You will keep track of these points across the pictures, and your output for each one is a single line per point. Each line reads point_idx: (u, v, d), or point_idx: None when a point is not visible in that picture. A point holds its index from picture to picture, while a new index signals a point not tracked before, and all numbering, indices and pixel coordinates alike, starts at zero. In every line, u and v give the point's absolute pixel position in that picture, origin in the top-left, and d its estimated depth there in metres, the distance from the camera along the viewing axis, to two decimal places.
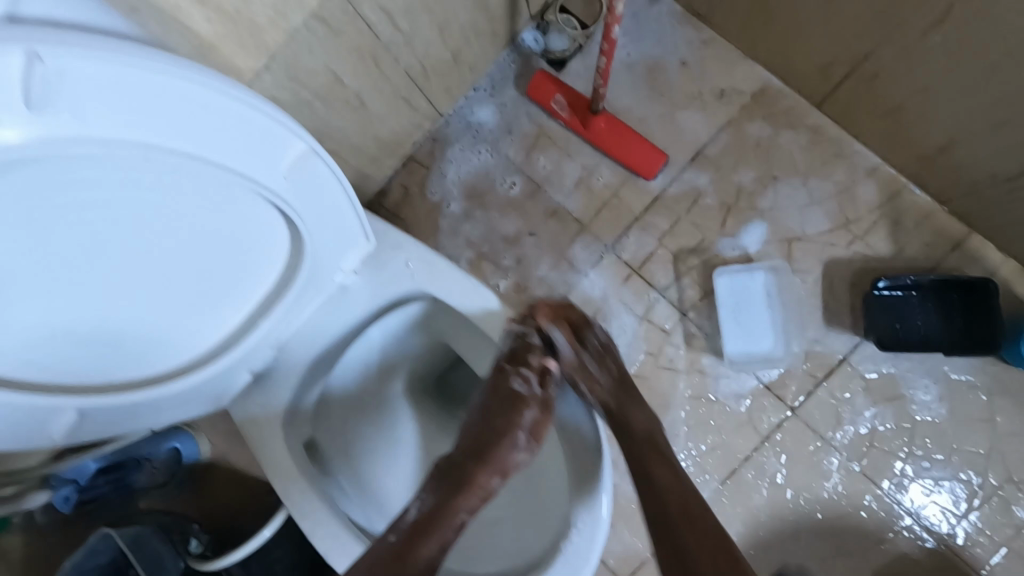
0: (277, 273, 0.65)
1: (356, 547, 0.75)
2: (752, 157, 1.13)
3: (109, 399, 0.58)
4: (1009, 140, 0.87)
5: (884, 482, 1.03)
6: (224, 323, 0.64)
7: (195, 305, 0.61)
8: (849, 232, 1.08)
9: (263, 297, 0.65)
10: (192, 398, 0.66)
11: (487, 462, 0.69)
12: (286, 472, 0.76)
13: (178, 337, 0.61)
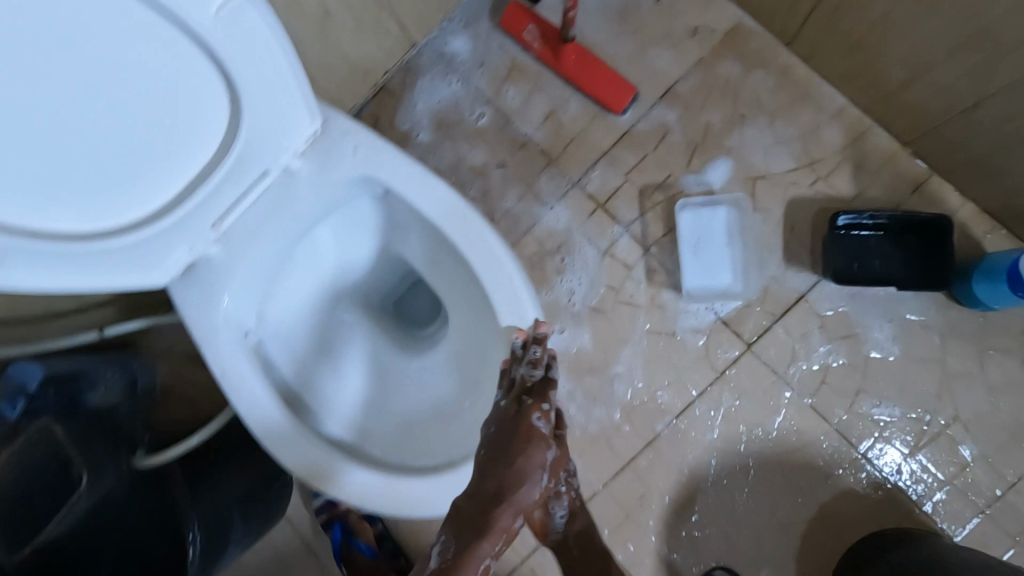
0: (217, 143, 0.64)
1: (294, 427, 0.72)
2: (721, 95, 1.12)
3: (36, 251, 0.56)
4: (964, 68, 0.87)
5: (836, 418, 1.04)
6: (161, 190, 0.63)
7: (129, 163, 0.59)
8: (812, 172, 1.08)
9: (202, 167, 0.64)
10: (125, 267, 0.65)
11: (507, 504, 0.63)
12: (225, 351, 0.73)
13: (112, 197, 0.60)
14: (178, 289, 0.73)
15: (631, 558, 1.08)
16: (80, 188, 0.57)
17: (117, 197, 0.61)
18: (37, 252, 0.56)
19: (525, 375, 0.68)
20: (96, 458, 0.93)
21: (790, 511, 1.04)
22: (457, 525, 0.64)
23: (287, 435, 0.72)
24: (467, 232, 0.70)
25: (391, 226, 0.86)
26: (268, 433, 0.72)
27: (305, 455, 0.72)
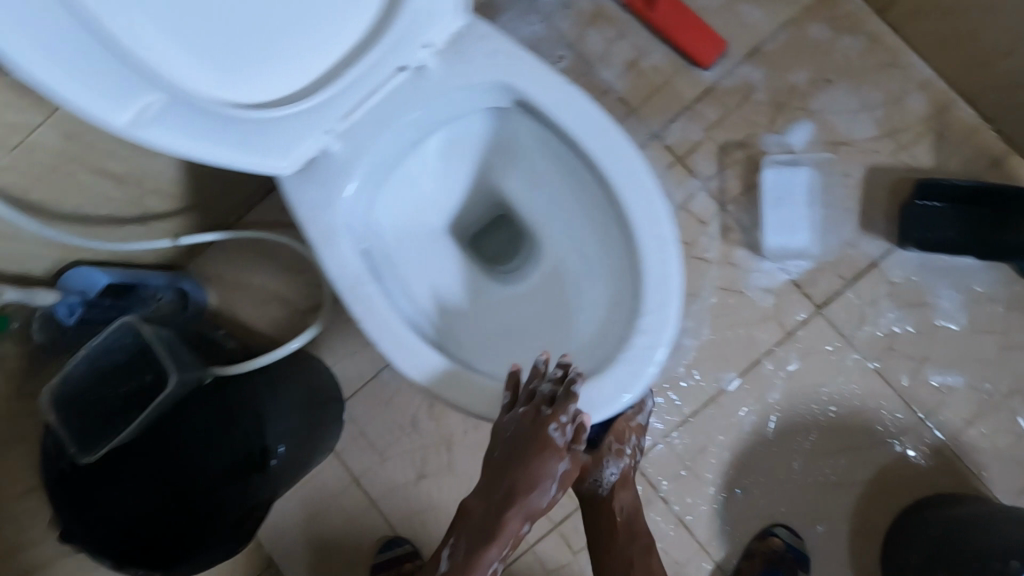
0: (365, 24, 0.62)
1: (405, 334, 0.69)
2: (809, 57, 1.12)
3: (190, 98, 0.53)
4: None
5: (900, 383, 1.06)
6: (310, 67, 0.61)
7: (289, 25, 0.57)
8: (893, 141, 1.09)
9: (348, 49, 0.63)
10: (257, 145, 0.62)
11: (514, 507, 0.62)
12: (337, 251, 0.70)
13: (262, 60, 0.58)
14: (294, 185, 0.71)
15: (686, 510, 1.09)
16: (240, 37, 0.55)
17: (268, 62, 0.58)
18: (191, 100, 0.53)
19: (546, 390, 0.64)
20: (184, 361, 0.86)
21: (848, 472, 1.06)
22: (467, 528, 0.64)
23: (405, 339, 0.69)
24: (606, 143, 0.68)
25: (500, 144, 0.84)
26: (384, 337, 0.69)
27: (425, 362, 0.68)
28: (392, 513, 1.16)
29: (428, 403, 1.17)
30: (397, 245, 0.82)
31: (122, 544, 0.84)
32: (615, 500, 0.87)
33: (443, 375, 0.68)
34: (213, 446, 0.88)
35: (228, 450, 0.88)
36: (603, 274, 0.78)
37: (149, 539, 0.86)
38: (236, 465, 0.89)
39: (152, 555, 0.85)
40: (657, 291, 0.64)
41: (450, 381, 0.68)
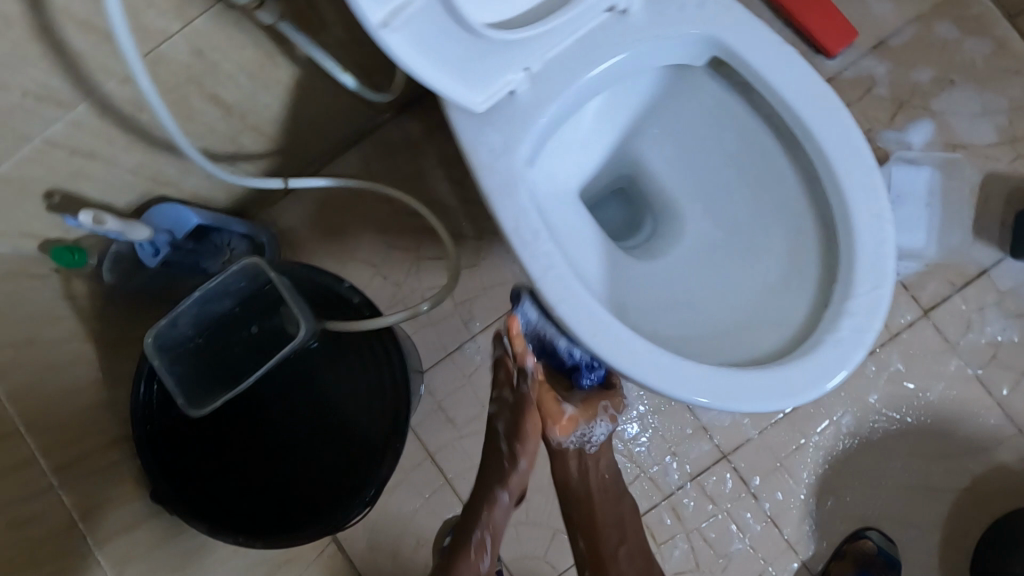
0: None
1: (589, 300, 0.63)
2: (934, 56, 1.10)
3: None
4: None
5: (999, 393, 1.05)
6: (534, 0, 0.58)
7: None
8: (1012, 149, 1.08)
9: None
10: (469, 67, 0.56)
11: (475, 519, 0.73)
12: (516, 205, 0.64)
13: None
14: (470, 127, 0.64)
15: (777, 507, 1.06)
16: None
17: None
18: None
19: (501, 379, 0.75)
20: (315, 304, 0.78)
21: (943, 480, 1.04)
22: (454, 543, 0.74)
23: (586, 304, 0.63)
24: (820, 112, 0.63)
25: (666, 105, 0.79)
26: (563, 299, 0.63)
27: (613, 331, 0.63)
28: (467, 493, 1.10)
29: None
30: (554, 202, 0.75)
31: (219, 507, 0.77)
32: (601, 459, 0.84)
33: (628, 345, 0.62)
34: (329, 406, 0.79)
35: (343, 414, 0.78)
36: (771, 253, 0.74)
37: (249, 505, 0.78)
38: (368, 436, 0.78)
39: (250, 523, 0.76)
40: (867, 273, 0.61)
41: (638, 353, 0.62)
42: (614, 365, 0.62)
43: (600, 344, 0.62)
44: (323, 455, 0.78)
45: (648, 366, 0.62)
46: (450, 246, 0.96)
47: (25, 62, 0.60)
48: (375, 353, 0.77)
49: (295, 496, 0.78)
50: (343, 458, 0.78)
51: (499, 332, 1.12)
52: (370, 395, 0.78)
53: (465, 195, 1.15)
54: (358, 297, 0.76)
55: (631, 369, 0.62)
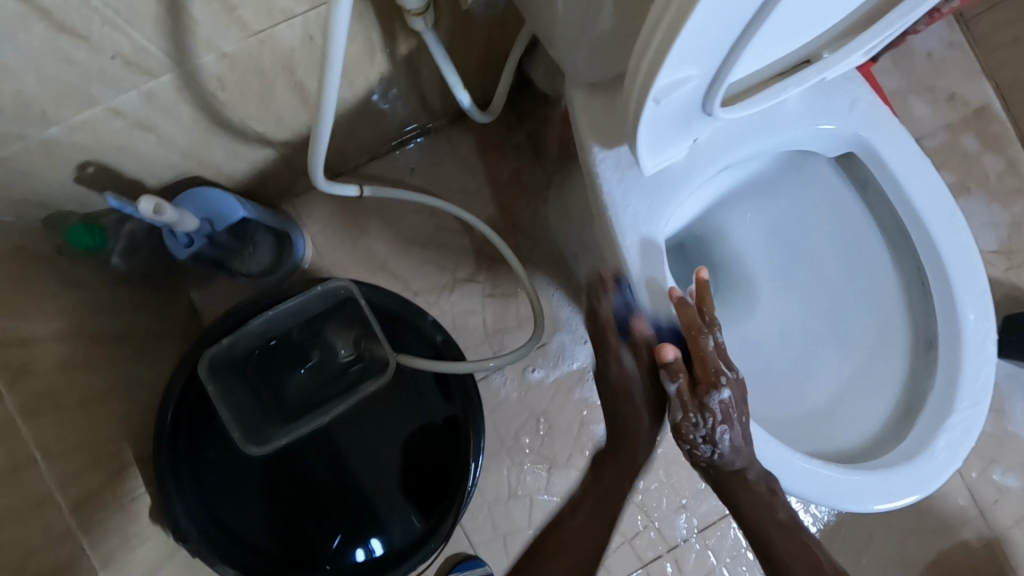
0: (795, 57, 0.57)
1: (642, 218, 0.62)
2: (957, 163, 1.19)
3: (717, 55, 0.45)
4: None
5: (968, 476, 1.16)
6: (743, 84, 0.56)
7: (784, 39, 0.52)
8: (1009, 259, 1.18)
9: (772, 78, 0.57)
10: (671, 130, 0.53)
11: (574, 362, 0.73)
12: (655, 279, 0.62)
13: (747, 60, 0.51)
14: (619, 187, 0.62)
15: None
16: (772, 28, 0.48)
17: (746, 64, 0.52)
18: (716, 57, 0.45)
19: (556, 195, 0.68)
20: (392, 335, 0.72)
21: (914, 551, 1.14)
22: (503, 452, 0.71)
23: (639, 203, 0.62)
24: (949, 231, 0.65)
25: (772, 181, 0.78)
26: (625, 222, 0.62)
27: (634, 208, 0.62)
28: (474, 530, 1.05)
29: (536, 418, 1.07)
30: None
31: (252, 545, 0.69)
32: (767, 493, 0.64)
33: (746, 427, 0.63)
34: (388, 446, 0.72)
35: (402, 456, 0.72)
36: (855, 346, 0.75)
37: (284, 545, 0.70)
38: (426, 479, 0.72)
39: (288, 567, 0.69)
40: (972, 391, 0.64)
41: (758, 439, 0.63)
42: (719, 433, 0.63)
43: (619, 215, 0.61)
44: (375, 496, 0.72)
45: (763, 451, 0.62)
46: (527, 278, 0.91)
47: (128, 20, 0.48)
48: (448, 393, 0.72)
49: (338, 539, 0.71)
50: (397, 504, 0.71)
51: (529, 367, 1.08)
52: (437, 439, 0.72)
53: (511, 220, 1.09)
54: (443, 335, 0.69)
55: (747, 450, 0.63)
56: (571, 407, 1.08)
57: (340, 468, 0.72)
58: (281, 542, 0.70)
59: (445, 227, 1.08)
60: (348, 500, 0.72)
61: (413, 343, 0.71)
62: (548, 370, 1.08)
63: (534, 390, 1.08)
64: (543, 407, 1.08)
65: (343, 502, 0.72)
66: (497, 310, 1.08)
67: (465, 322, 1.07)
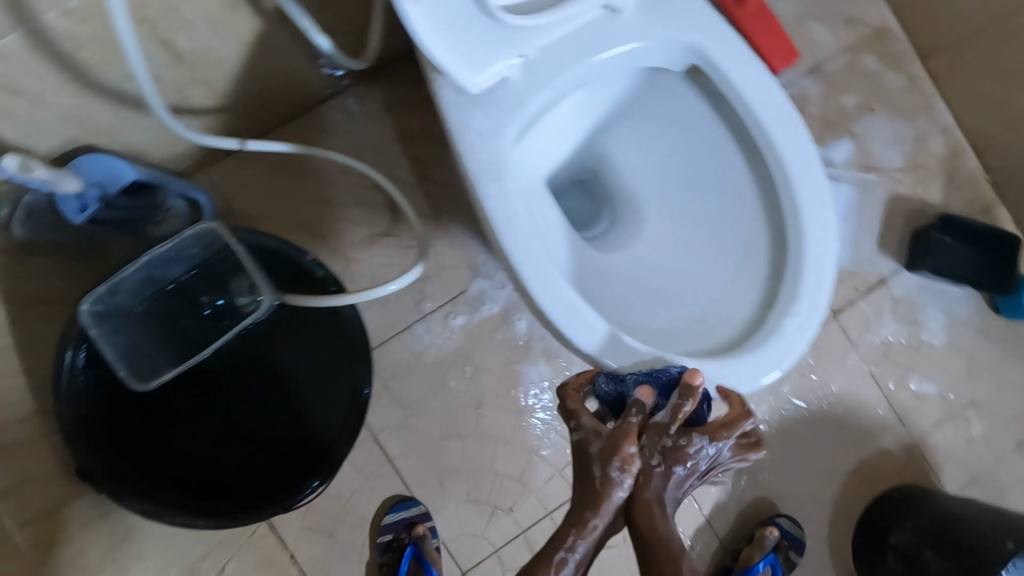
0: None
1: (488, 139, 0.65)
2: (860, 84, 1.21)
3: None
4: None
5: (886, 387, 1.20)
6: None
7: None
8: (914, 175, 1.22)
9: None
10: (467, 39, 0.58)
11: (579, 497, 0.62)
12: (501, 195, 0.65)
13: None
14: (460, 109, 0.64)
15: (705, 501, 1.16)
16: None
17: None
18: None
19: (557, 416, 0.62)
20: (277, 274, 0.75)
21: (837, 462, 1.19)
22: None
23: (482, 125, 0.65)
24: (785, 129, 0.69)
25: (641, 105, 0.82)
26: (470, 143, 0.64)
27: (479, 129, 0.64)
28: (409, 473, 1.09)
29: (462, 363, 1.11)
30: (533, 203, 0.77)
31: (170, 479, 0.72)
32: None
33: (584, 321, 0.65)
34: (292, 381, 0.76)
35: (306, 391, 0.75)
36: (729, 253, 0.78)
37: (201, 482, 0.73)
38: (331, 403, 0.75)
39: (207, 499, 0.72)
40: (815, 276, 0.68)
41: (592, 331, 0.65)
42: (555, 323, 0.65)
43: (465, 138, 0.64)
44: (287, 430, 0.75)
45: (606, 347, 0.65)
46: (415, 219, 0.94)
47: None
48: (336, 325, 0.75)
49: (257, 470, 0.75)
50: (307, 435, 0.75)
51: (450, 313, 1.12)
52: (336, 373, 0.75)
53: (422, 172, 1.12)
54: (323, 271, 0.73)
55: (575, 335, 0.65)
56: (494, 350, 1.12)
57: (251, 404, 0.76)
58: (198, 473, 0.73)
59: (360, 185, 1.11)
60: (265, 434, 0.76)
61: (298, 280, 0.75)
62: (469, 316, 1.12)
63: (458, 336, 1.11)
64: (467, 352, 1.12)
65: (258, 436, 0.75)
66: (414, 261, 1.11)
67: (385, 275, 1.10)
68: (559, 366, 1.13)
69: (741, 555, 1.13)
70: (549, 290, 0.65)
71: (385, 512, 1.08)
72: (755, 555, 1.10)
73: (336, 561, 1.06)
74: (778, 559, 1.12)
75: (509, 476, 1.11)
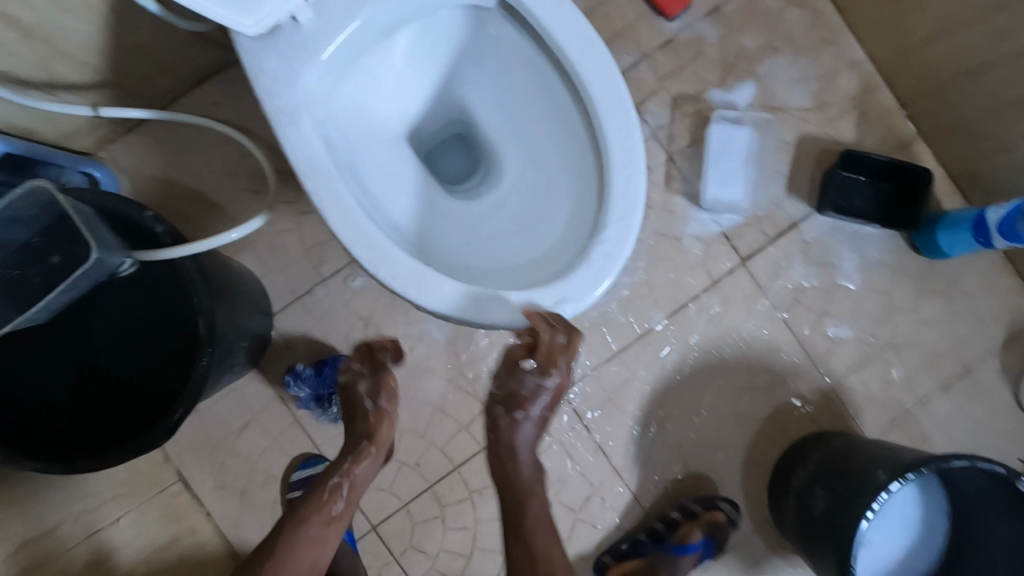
0: None
1: (286, 82, 0.66)
2: (762, 24, 1.18)
3: None
4: (991, 26, 0.95)
5: (801, 333, 1.18)
6: None
7: None
8: (823, 114, 1.18)
9: None
10: None
11: (353, 434, 0.82)
12: (301, 137, 0.66)
13: None
14: (256, 55, 0.66)
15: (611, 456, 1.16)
16: None
17: None
18: None
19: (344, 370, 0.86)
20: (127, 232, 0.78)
21: (750, 410, 1.17)
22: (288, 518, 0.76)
23: (278, 70, 0.66)
24: (590, 55, 0.69)
25: (480, 50, 0.83)
26: (267, 86, 0.66)
27: (276, 73, 0.66)
28: (315, 433, 1.12)
29: (362, 324, 1.14)
30: (366, 149, 0.78)
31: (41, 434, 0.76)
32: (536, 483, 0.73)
33: (387, 257, 0.66)
34: (152, 332, 0.80)
35: (166, 341, 0.79)
36: (566, 191, 0.78)
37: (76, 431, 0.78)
38: (184, 349, 0.78)
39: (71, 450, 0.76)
40: (621, 203, 0.67)
41: (395, 265, 0.66)
42: (357, 259, 0.66)
43: (261, 81, 0.66)
44: (153, 383, 0.79)
45: (408, 281, 0.66)
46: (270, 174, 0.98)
47: None
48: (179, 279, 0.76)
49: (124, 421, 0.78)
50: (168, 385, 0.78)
51: (348, 276, 1.14)
52: (186, 324, 0.77)
53: None
54: (162, 227, 0.76)
55: (379, 270, 0.66)
56: (394, 309, 1.14)
57: (123, 363, 0.80)
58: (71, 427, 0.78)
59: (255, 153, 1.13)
60: (137, 389, 0.80)
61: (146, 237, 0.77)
62: (368, 277, 1.14)
63: (357, 297, 1.14)
64: (368, 312, 1.14)
65: (129, 392, 0.80)
66: (312, 226, 1.14)
67: (283, 241, 1.13)
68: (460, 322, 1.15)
69: (679, 530, 1.10)
70: (349, 226, 0.66)
71: (293, 470, 1.11)
72: (693, 534, 1.08)
73: (247, 518, 1.10)
74: (714, 538, 1.10)
75: (414, 432, 1.14)
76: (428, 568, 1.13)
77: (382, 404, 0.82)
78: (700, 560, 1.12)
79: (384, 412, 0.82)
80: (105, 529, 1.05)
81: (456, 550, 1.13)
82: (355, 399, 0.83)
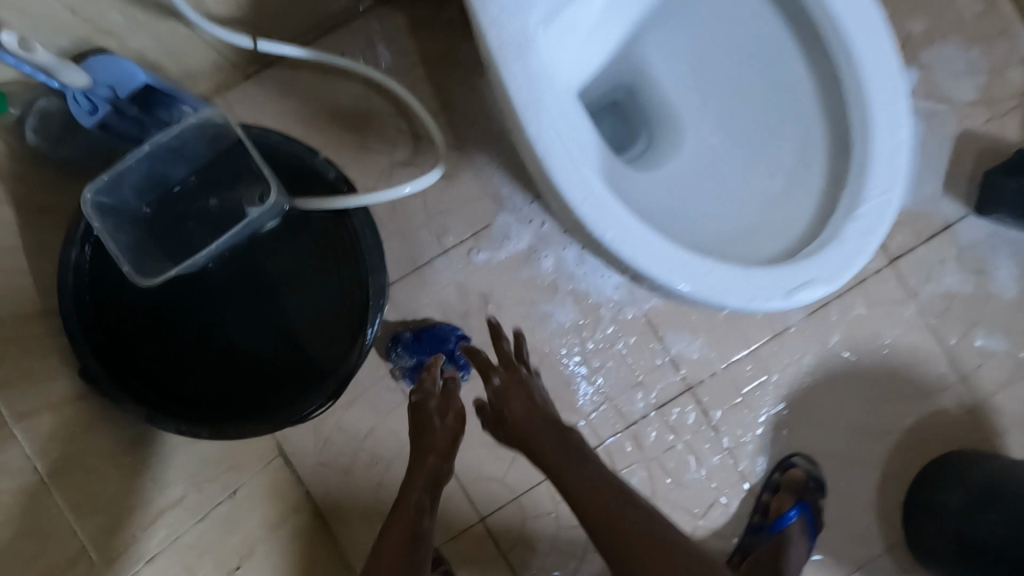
0: None
1: (513, 17, 0.59)
2: (929, 7, 1.10)
3: None
4: None
5: (948, 342, 1.10)
6: None
7: None
8: (988, 109, 1.10)
9: None
10: None
11: (416, 454, 0.71)
12: (528, 79, 0.59)
13: None
14: None
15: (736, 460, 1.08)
16: None
17: None
18: None
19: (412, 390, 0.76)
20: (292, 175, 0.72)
21: (889, 420, 1.09)
22: None
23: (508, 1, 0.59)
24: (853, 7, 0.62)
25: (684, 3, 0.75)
26: (497, 19, 0.58)
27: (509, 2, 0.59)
28: None
29: (484, 301, 1.06)
30: None
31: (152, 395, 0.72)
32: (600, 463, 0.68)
33: (617, 219, 0.59)
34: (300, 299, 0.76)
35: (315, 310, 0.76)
36: (776, 165, 0.71)
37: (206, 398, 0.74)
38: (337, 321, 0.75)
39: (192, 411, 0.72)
40: (881, 176, 0.60)
41: (625, 229, 0.58)
42: (582, 218, 0.58)
43: (487, 14, 0.58)
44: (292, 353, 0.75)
45: (638, 248, 0.58)
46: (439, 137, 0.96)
47: None
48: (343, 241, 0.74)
49: (247, 387, 0.75)
50: (304, 354, 0.75)
51: (473, 249, 1.06)
52: (344, 294, 0.75)
53: (446, 99, 1.06)
54: (334, 172, 0.69)
55: (608, 232, 0.58)
56: (518, 288, 1.06)
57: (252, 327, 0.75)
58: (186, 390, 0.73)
59: (381, 112, 1.05)
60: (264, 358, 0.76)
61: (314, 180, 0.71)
62: (493, 252, 1.06)
63: (479, 272, 1.06)
64: (490, 289, 1.06)
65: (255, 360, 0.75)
66: (437, 192, 1.06)
67: (406, 207, 1.06)
68: (587, 307, 1.07)
69: (771, 503, 1.05)
70: (574, 181, 0.58)
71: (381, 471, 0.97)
72: (785, 503, 1.03)
73: (350, 498, 1.03)
74: (810, 504, 1.04)
75: None
76: (537, 564, 1.06)
77: (450, 421, 0.73)
78: (810, 536, 1.04)
79: (451, 425, 0.72)
80: (226, 503, 0.86)
81: (567, 548, 1.06)
82: (427, 424, 0.72)
